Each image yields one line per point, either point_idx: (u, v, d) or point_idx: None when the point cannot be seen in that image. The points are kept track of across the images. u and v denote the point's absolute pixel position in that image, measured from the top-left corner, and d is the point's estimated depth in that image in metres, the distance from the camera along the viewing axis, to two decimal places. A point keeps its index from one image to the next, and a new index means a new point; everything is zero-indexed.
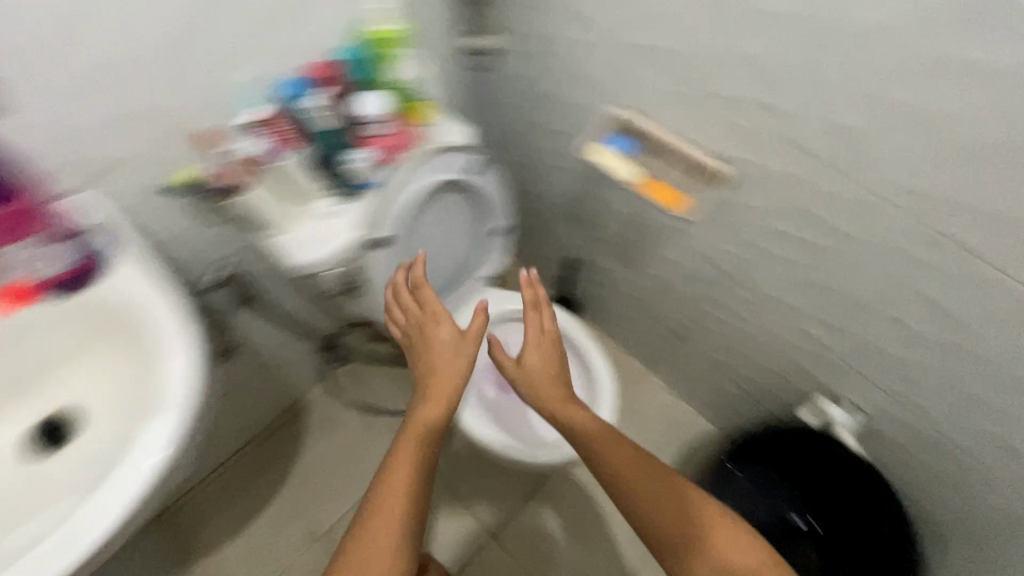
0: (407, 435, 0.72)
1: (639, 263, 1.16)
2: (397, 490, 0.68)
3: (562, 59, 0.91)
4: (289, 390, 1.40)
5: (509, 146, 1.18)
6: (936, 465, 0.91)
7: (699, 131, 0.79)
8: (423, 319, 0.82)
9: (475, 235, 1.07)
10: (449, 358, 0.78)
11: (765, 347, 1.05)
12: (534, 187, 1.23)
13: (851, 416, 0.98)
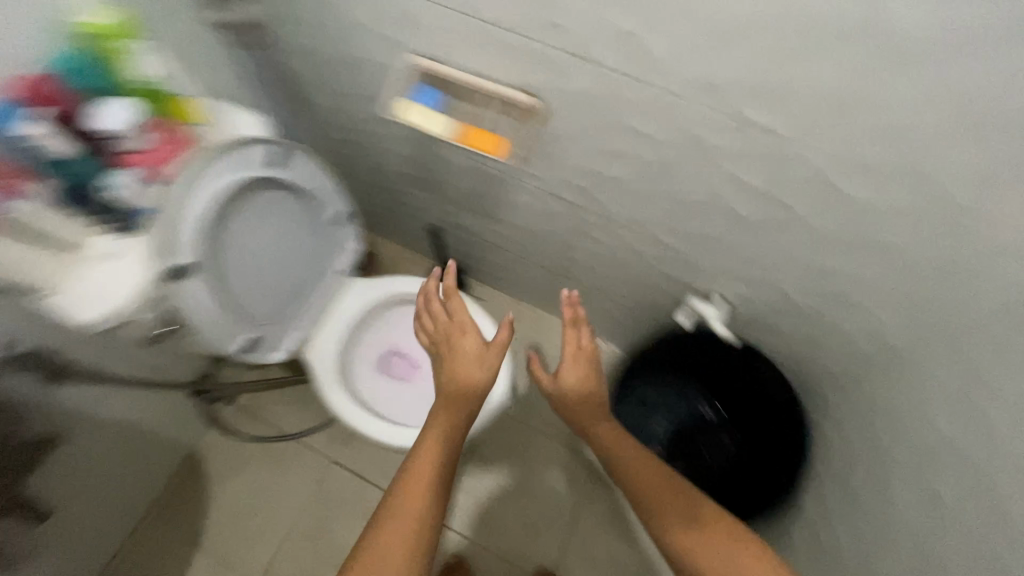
0: (441, 420, 0.84)
1: (500, 212, 1.13)
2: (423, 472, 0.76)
3: (328, 20, 0.81)
4: (179, 445, 1.26)
5: (328, 124, 1.08)
6: (795, 333, 0.98)
7: (489, 67, 0.75)
8: (449, 329, 0.98)
9: (318, 230, 1.00)
10: (477, 363, 0.92)
11: (633, 263, 1.06)
12: (372, 161, 1.15)
13: (719, 308, 1.01)
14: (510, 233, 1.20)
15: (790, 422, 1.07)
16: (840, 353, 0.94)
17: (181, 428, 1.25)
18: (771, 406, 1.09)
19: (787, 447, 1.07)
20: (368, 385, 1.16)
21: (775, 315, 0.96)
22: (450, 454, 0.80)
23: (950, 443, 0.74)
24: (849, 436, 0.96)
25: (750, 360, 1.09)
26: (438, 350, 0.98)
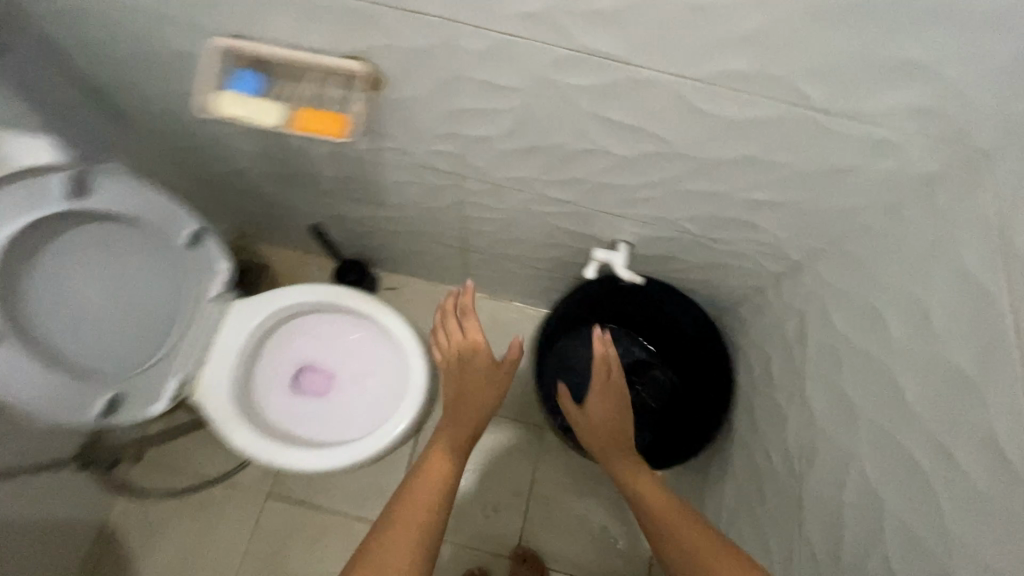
0: (451, 439, 0.91)
1: (385, 196, 1.05)
2: (426, 489, 0.82)
3: (113, 6, 0.69)
4: (84, 514, 1.15)
5: (169, 132, 0.97)
6: (699, 262, 0.98)
7: (304, 34, 0.66)
8: (462, 346, 0.99)
9: (181, 262, 0.92)
10: (485, 384, 0.97)
11: (529, 225, 1.01)
12: (231, 165, 1.04)
13: (621, 254, 0.97)
14: (403, 216, 1.13)
15: (713, 356, 1.06)
16: (745, 270, 0.95)
17: (82, 493, 1.13)
18: (695, 340, 1.09)
19: (712, 381, 1.07)
20: (282, 410, 1.11)
21: (676, 249, 0.96)
22: (452, 474, 0.86)
23: (845, 341, 0.73)
24: (763, 356, 0.95)
25: (666, 297, 1.07)
26: (451, 366, 1.00)
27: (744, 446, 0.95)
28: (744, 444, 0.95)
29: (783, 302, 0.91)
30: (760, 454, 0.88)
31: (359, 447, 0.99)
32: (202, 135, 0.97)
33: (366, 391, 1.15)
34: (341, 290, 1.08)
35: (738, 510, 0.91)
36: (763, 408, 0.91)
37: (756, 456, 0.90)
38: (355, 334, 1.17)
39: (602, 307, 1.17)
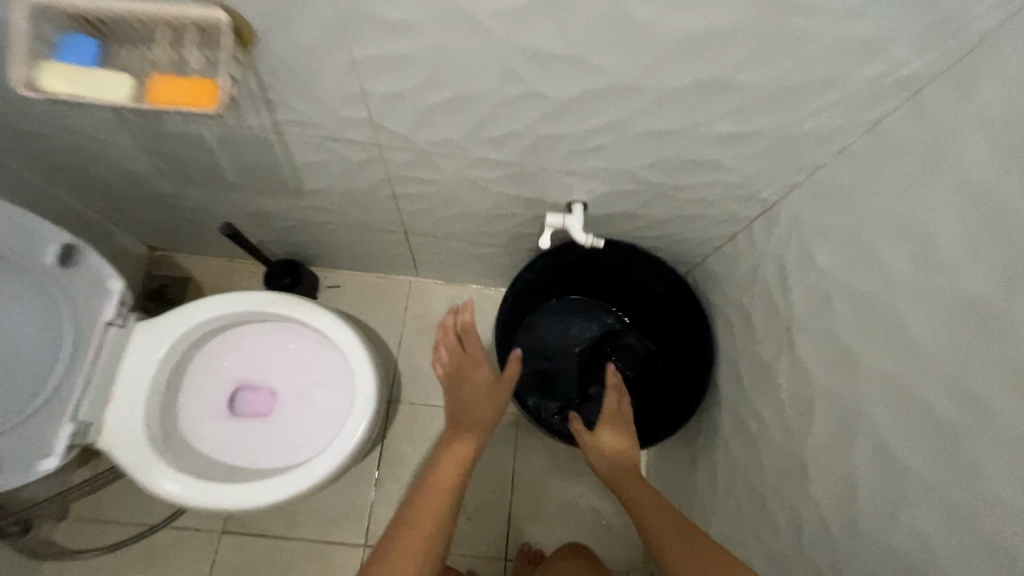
0: (456, 449, 0.91)
1: (304, 181, 0.92)
2: (430, 503, 0.82)
3: None
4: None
5: (33, 128, 0.83)
6: (662, 216, 0.89)
7: None
8: (464, 360, 1.00)
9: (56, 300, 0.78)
10: (484, 395, 0.98)
11: (471, 197, 0.90)
12: (118, 161, 0.90)
13: (578, 212, 0.86)
14: (330, 204, 1.00)
15: (689, 316, 0.98)
16: (713, 219, 0.87)
17: None
18: (668, 302, 1.01)
19: (692, 342, 0.98)
20: (223, 436, 1.01)
21: (636, 204, 0.86)
22: (456, 487, 0.85)
23: (834, 281, 0.65)
24: (742, 310, 0.87)
25: (632, 259, 0.98)
26: (450, 380, 1.00)
27: (731, 408, 0.88)
28: (732, 406, 0.87)
29: (758, 248, 0.83)
30: (750, 415, 0.81)
31: (295, 474, 0.86)
32: (72, 129, 0.83)
33: (313, 403, 1.03)
34: (260, 294, 0.94)
35: (733, 478, 0.84)
36: (748, 365, 0.84)
37: (745, 417, 0.82)
38: (294, 341, 1.05)
39: (565, 279, 1.08)
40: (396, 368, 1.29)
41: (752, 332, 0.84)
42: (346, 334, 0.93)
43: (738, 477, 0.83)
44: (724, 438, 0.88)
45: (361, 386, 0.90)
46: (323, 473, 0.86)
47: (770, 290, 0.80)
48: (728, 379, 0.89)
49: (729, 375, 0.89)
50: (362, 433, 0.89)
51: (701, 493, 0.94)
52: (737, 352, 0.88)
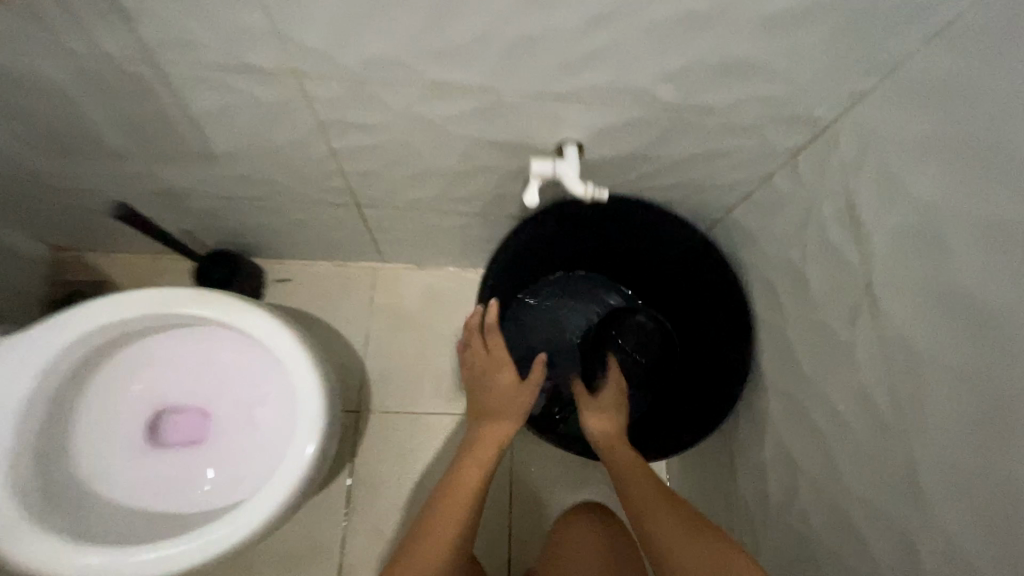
0: (473, 459, 0.72)
1: (212, 139, 0.70)
2: (441, 519, 0.65)
3: None
4: None
5: None
6: (681, 155, 0.69)
7: None
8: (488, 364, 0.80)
9: None
10: (507, 401, 0.78)
11: (434, 146, 0.69)
12: None
13: (573, 157, 0.66)
14: (255, 171, 0.78)
15: (713, 283, 0.79)
16: (748, 152, 0.67)
17: None
18: (685, 267, 0.83)
19: (718, 314, 0.81)
20: (143, 474, 0.79)
21: (648, 138, 0.66)
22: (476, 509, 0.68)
23: (947, 213, 0.46)
24: (793, 269, 0.69)
25: (642, 217, 0.79)
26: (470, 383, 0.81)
27: (786, 393, 0.69)
28: (786, 391, 0.69)
29: (812, 185, 0.64)
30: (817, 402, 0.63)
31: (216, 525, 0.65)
32: None
33: (257, 423, 0.82)
34: (165, 291, 0.72)
35: (798, 482, 0.65)
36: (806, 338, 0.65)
37: (809, 404, 0.64)
38: (226, 350, 0.83)
39: (555, 251, 0.90)
40: (364, 371, 1.09)
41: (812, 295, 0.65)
42: (280, 335, 0.71)
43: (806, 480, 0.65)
44: (781, 432, 0.70)
45: (306, 402, 0.69)
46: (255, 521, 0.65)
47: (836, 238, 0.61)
48: (778, 358, 0.71)
49: (779, 352, 0.71)
50: (308, 462, 0.67)
51: (748, 500, 0.76)
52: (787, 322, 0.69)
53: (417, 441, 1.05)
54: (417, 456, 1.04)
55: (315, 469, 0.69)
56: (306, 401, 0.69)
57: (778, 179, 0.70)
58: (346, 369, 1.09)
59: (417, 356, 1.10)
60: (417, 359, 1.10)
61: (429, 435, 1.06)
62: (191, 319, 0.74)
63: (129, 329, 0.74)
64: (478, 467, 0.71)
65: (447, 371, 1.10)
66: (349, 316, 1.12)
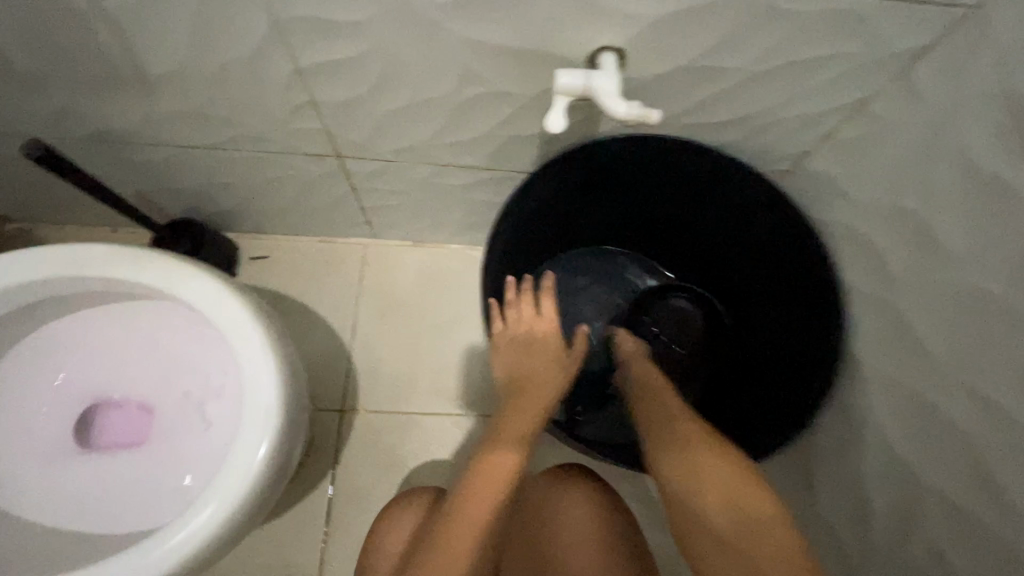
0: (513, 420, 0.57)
1: (142, 53, 0.54)
2: (485, 484, 0.49)
3: None
4: None
5: None
6: (755, 71, 0.52)
7: None
8: (534, 326, 0.67)
9: None
10: (548, 366, 0.64)
11: (429, 59, 0.53)
12: None
13: (611, 66, 0.50)
14: (205, 105, 0.62)
15: (778, 245, 0.63)
16: (846, 64, 0.50)
17: None
18: (739, 229, 0.67)
19: (785, 283, 0.65)
20: (57, 483, 0.62)
21: (712, 44, 0.49)
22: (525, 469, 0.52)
23: None
24: (912, 218, 0.51)
25: (693, 165, 0.62)
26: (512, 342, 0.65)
27: (903, 384, 0.52)
28: (908, 382, 0.52)
29: (942, 103, 0.47)
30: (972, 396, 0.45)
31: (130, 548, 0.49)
32: None
33: (207, 420, 0.66)
34: (79, 247, 0.56)
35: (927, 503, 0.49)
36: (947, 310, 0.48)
37: (953, 399, 0.47)
38: (168, 329, 0.67)
39: (572, 216, 0.73)
40: (351, 364, 0.92)
41: (949, 249, 0.48)
42: (228, 304, 0.55)
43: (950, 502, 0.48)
44: (902, 438, 0.52)
45: (259, 390, 0.53)
46: (180, 546, 0.49)
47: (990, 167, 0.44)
48: (892, 340, 0.53)
49: (891, 331, 0.54)
50: (258, 468, 0.51)
51: (842, 524, 0.60)
52: (906, 291, 0.52)
53: (414, 447, 0.89)
54: (413, 465, 0.88)
55: (269, 479, 0.53)
56: (258, 387, 0.53)
57: (882, 104, 0.53)
58: (330, 362, 0.92)
59: (413, 348, 0.94)
60: (412, 350, 0.94)
61: (426, 440, 0.89)
62: (118, 285, 0.58)
63: (40, 297, 0.58)
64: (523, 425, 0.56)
65: (448, 365, 0.93)
66: (333, 301, 0.95)
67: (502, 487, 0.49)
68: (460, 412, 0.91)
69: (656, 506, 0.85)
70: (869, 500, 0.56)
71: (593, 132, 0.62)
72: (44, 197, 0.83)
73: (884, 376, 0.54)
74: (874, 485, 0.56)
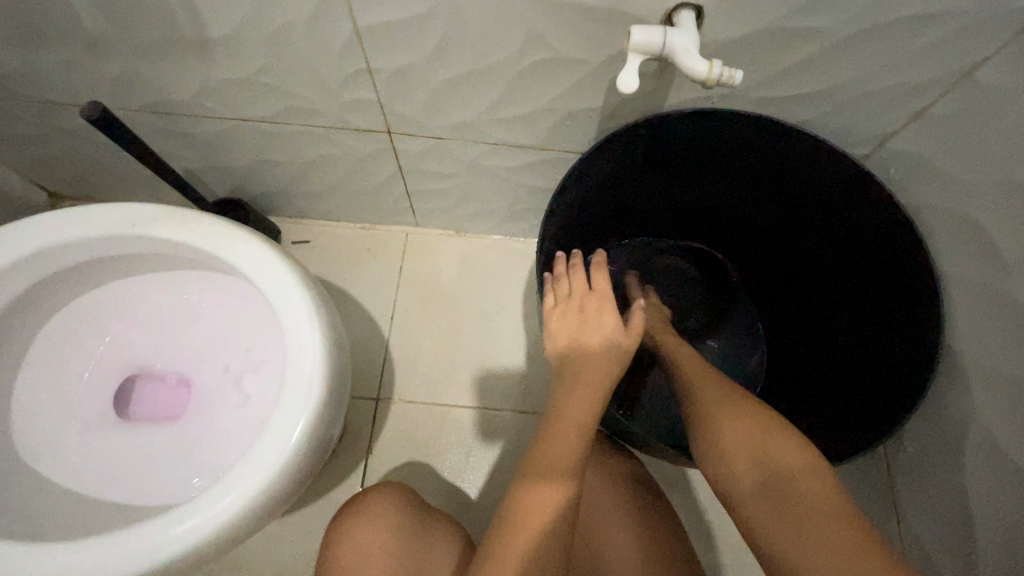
0: (561, 420, 0.52)
1: (205, 14, 0.53)
2: (532, 507, 0.47)
3: None
4: None
5: None
6: (849, 33, 0.47)
7: None
8: (588, 299, 0.57)
9: None
10: (608, 343, 0.55)
11: (492, 18, 0.50)
12: None
13: (689, 24, 0.46)
14: (260, 72, 0.61)
15: (861, 234, 0.59)
16: (956, 22, 0.45)
17: None
18: (815, 216, 0.63)
19: (867, 276, 0.61)
20: (93, 450, 0.61)
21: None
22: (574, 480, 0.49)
23: None
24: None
25: (770, 146, 0.57)
26: (565, 318, 0.56)
27: (1022, 384, 0.48)
28: None
29: None
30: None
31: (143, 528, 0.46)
32: None
33: (245, 395, 0.64)
34: (128, 208, 0.55)
35: None
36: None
37: None
38: (209, 301, 0.66)
39: (631, 200, 0.70)
40: (387, 352, 0.90)
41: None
42: (275, 269, 0.53)
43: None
44: (1010, 431, 0.49)
45: (306, 359, 0.50)
46: (204, 526, 0.46)
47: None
48: (1008, 328, 0.50)
49: (1002, 319, 0.51)
50: (293, 445, 0.48)
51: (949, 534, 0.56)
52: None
53: (448, 441, 0.85)
54: (448, 459, 0.84)
55: (308, 455, 0.50)
56: (307, 356, 0.51)
57: (993, 71, 0.47)
58: (367, 349, 0.90)
59: (451, 339, 0.91)
60: (451, 341, 0.91)
61: (463, 434, 0.85)
62: (166, 248, 0.57)
63: (89, 258, 0.57)
64: (573, 429, 0.51)
65: (487, 358, 0.90)
66: (373, 288, 0.93)
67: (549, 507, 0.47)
68: (497, 407, 0.87)
69: (705, 516, 0.80)
70: (971, 504, 0.53)
71: (659, 106, 0.59)
72: (96, 172, 0.83)
73: (990, 367, 0.52)
74: (976, 488, 0.53)
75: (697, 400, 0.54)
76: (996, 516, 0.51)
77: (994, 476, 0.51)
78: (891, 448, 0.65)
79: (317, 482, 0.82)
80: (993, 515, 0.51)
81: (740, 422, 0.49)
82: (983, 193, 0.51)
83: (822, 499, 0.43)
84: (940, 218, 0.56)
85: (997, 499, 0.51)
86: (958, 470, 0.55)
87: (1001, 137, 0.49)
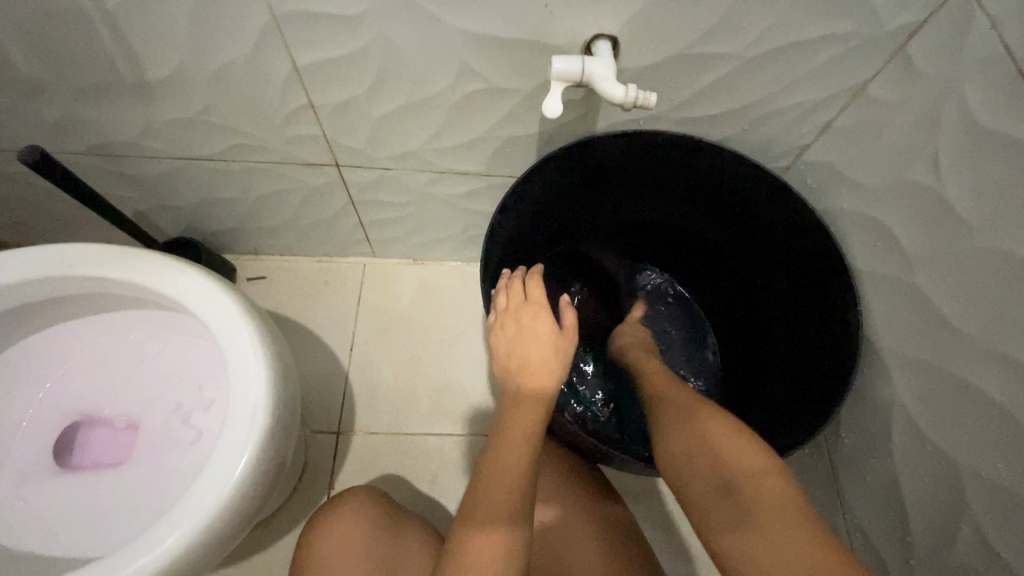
0: (511, 429, 0.53)
1: (144, 58, 0.55)
2: (486, 517, 0.47)
3: None
4: None
5: None
6: (751, 56, 0.51)
7: None
8: (525, 308, 0.59)
9: None
10: (547, 351, 0.56)
11: (424, 53, 0.53)
12: None
13: (607, 54, 0.49)
14: (205, 112, 0.62)
15: (785, 239, 0.63)
16: (842, 44, 0.49)
17: None
18: (744, 228, 0.67)
19: (795, 281, 0.64)
20: (34, 500, 0.59)
21: (706, 28, 0.49)
22: (525, 485, 0.50)
23: None
24: (925, 192, 0.52)
25: (691, 164, 0.61)
26: (504, 330, 0.58)
27: (935, 367, 0.52)
28: (941, 365, 0.51)
29: (947, 76, 0.47)
30: (995, 361, 0.46)
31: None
32: None
33: (194, 433, 0.63)
34: (68, 249, 0.55)
35: (977, 490, 0.48)
36: (978, 274, 0.47)
37: (986, 372, 0.47)
38: (155, 340, 0.65)
39: (576, 218, 0.73)
40: (347, 384, 0.89)
41: (965, 220, 0.48)
42: (220, 303, 0.53)
43: (987, 480, 0.47)
44: (928, 413, 0.53)
45: (250, 390, 0.50)
46: (139, 572, 0.44)
47: (994, 126, 0.45)
48: (915, 318, 0.54)
49: (911, 308, 0.54)
50: (237, 480, 0.48)
51: (891, 521, 0.59)
52: (927, 272, 0.52)
53: (412, 471, 0.84)
54: (412, 489, 0.83)
55: (254, 487, 0.49)
56: (252, 387, 0.50)
57: (880, 85, 0.53)
58: (327, 382, 0.89)
59: (412, 367, 0.91)
60: (412, 369, 0.90)
61: (427, 461, 0.85)
62: (108, 287, 0.56)
63: (26, 301, 0.56)
64: (523, 438, 0.52)
65: (448, 384, 0.90)
66: (332, 320, 0.93)
67: (501, 515, 0.47)
68: (460, 432, 0.86)
69: (670, 526, 0.80)
70: (902, 487, 0.57)
71: (591, 129, 0.62)
72: (42, 218, 0.82)
73: (905, 354, 0.55)
74: (905, 471, 0.56)
75: (663, 404, 0.56)
76: (924, 496, 0.54)
77: (919, 457, 0.54)
78: (832, 442, 0.68)
79: (277, 523, 0.80)
80: (922, 496, 0.54)
81: (696, 421, 0.51)
82: (885, 196, 0.56)
83: (770, 494, 0.43)
84: (853, 221, 0.61)
85: (925, 480, 0.54)
86: (888, 454, 0.59)
87: (895, 144, 0.54)
